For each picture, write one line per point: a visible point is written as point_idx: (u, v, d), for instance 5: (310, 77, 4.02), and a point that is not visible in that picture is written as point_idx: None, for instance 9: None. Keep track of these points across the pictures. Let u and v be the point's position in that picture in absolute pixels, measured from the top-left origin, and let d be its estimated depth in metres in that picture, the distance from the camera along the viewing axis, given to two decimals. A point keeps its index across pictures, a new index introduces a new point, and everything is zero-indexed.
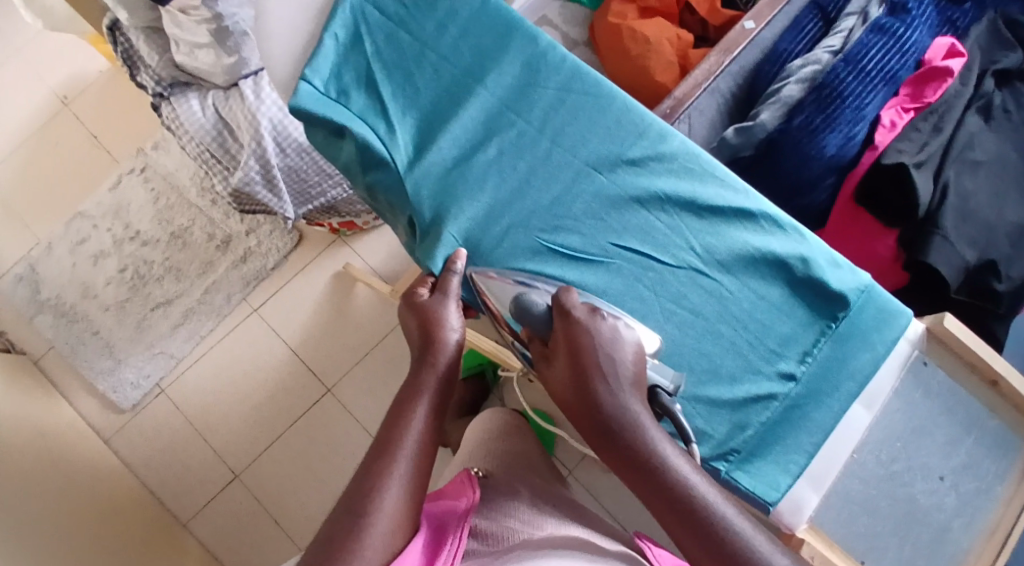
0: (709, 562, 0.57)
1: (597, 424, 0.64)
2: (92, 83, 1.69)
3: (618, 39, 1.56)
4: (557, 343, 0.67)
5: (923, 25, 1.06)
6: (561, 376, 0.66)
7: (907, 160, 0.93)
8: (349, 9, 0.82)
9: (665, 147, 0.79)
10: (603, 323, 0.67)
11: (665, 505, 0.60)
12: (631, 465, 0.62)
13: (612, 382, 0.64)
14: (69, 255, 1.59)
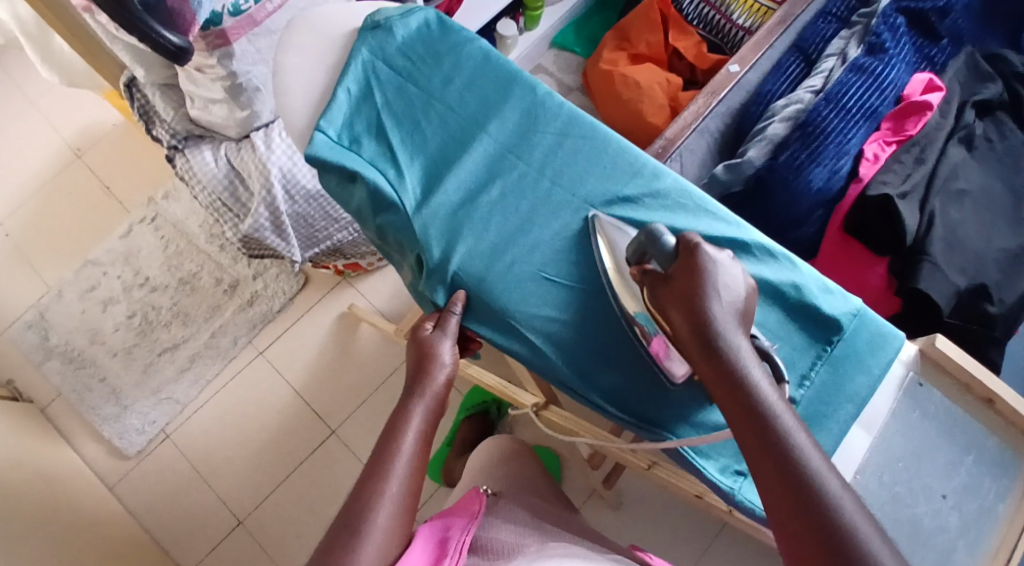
0: (780, 489, 0.57)
1: (702, 347, 0.63)
2: (106, 136, 1.75)
3: (610, 85, 1.64)
4: (675, 274, 0.66)
5: (901, 63, 1.11)
6: (675, 305, 0.65)
7: (892, 191, 0.97)
8: (359, 63, 0.79)
9: (660, 184, 0.77)
10: (719, 260, 0.66)
11: (757, 440, 0.59)
12: (733, 392, 0.61)
13: (723, 316, 0.63)
14: (78, 302, 1.62)
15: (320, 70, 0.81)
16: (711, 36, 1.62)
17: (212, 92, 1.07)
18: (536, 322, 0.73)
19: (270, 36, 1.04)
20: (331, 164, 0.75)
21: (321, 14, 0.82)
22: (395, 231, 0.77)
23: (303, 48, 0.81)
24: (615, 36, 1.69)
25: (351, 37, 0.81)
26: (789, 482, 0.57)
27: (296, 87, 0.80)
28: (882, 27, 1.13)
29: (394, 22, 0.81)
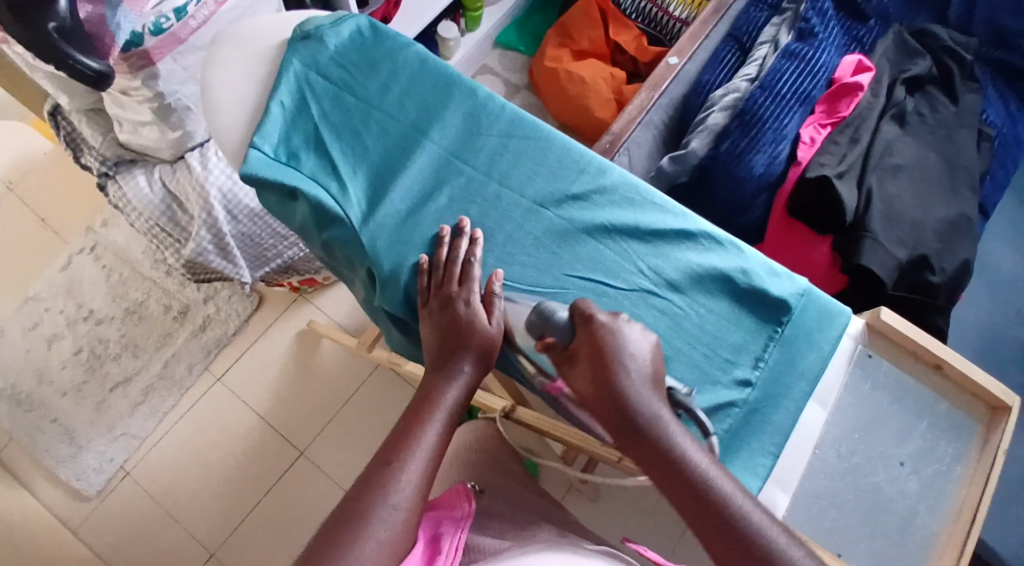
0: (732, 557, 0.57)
1: (620, 421, 0.64)
2: (38, 166, 1.69)
3: (557, 82, 1.66)
4: (582, 347, 0.67)
5: (831, 46, 1.14)
6: (586, 381, 0.67)
7: (829, 172, 0.98)
8: (291, 76, 0.77)
9: (606, 179, 0.77)
10: (623, 325, 0.68)
11: (693, 508, 0.60)
12: (664, 462, 0.62)
13: (637, 383, 0.65)
14: (22, 342, 1.56)
15: (248, 84, 0.78)
16: (650, 29, 1.63)
17: (139, 115, 1.02)
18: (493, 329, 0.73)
19: (196, 53, 0.98)
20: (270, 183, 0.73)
21: (246, 26, 0.79)
22: (342, 245, 0.75)
23: (230, 60, 0.78)
24: (558, 33, 1.70)
25: (280, 47, 0.79)
26: (735, 542, 0.57)
27: (224, 105, 0.77)
28: (811, 13, 1.15)
29: (325, 30, 0.78)
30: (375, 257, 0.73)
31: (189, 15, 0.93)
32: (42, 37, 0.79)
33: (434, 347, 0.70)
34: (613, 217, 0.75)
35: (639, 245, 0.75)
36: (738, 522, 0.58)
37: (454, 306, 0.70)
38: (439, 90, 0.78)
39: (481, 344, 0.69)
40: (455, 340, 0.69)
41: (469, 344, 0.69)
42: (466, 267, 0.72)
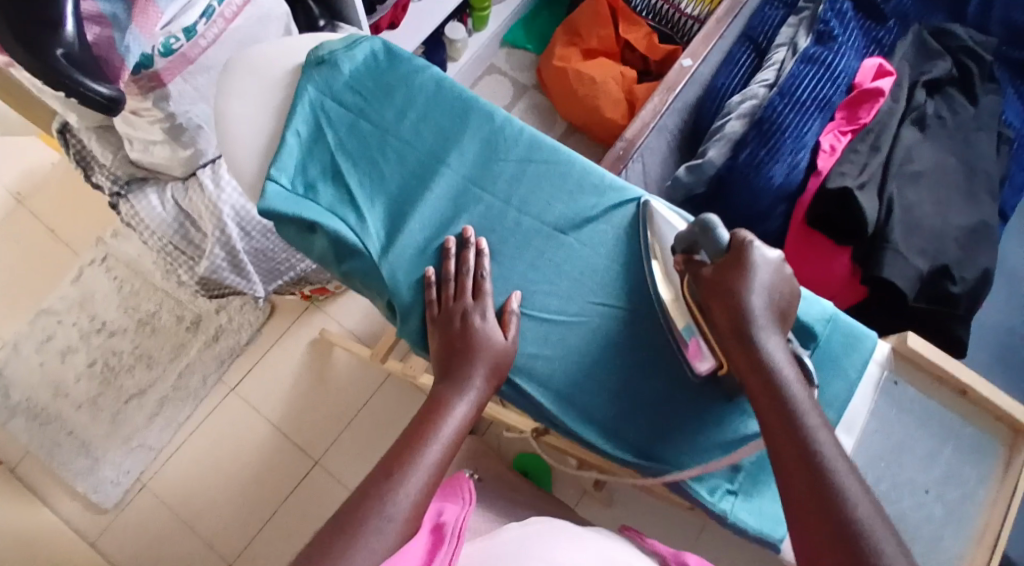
0: (805, 491, 0.56)
1: (742, 342, 0.63)
2: (47, 178, 1.68)
3: (564, 80, 1.63)
4: (722, 268, 0.65)
5: (850, 50, 1.11)
6: (716, 298, 0.65)
7: (851, 183, 0.96)
8: (308, 106, 0.76)
9: (627, 204, 0.75)
10: (767, 259, 0.66)
11: (789, 442, 0.59)
12: (770, 393, 0.61)
13: (765, 313, 0.64)
14: (36, 355, 1.56)
15: (265, 112, 0.77)
16: (661, 27, 1.60)
17: (151, 135, 1.02)
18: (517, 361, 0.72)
19: (207, 72, 0.97)
20: (286, 217, 0.72)
21: (258, 52, 0.79)
22: (360, 277, 0.75)
23: (244, 91, 0.77)
24: (565, 31, 1.67)
25: (294, 74, 0.78)
26: (814, 491, 0.56)
27: (239, 133, 0.76)
28: (829, 14, 1.13)
29: (339, 56, 0.77)
30: (396, 291, 0.73)
31: (199, 35, 0.92)
32: (49, 65, 0.78)
33: (441, 355, 0.70)
34: (634, 243, 0.74)
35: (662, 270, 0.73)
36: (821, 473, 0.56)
37: (465, 317, 0.70)
38: (455, 115, 0.77)
39: (492, 356, 0.69)
40: (466, 350, 0.69)
41: (478, 354, 0.68)
42: (478, 279, 0.72)
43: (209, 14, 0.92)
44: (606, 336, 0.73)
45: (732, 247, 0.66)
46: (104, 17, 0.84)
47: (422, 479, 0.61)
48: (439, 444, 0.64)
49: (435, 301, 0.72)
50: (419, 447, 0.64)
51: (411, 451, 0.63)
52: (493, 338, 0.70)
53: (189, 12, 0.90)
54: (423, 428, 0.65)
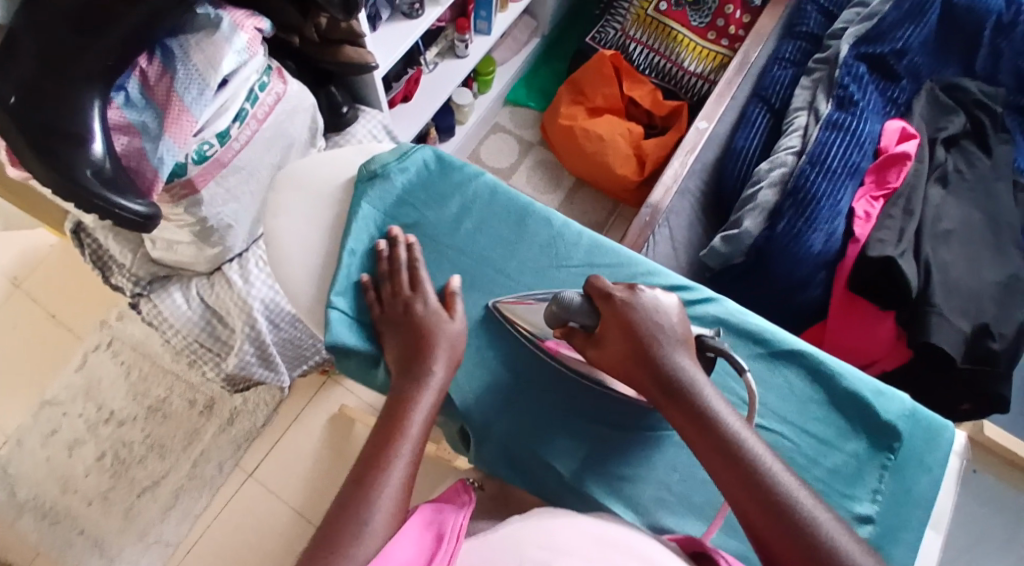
0: (759, 513, 0.56)
1: (652, 380, 0.63)
2: (44, 259, 1.60)
3: (572, 140, 1.61)
4: (606, 318, 0.66)
5: (871, 113, 1.12)
6: (613, 344, 0.66)
7: (891, 251, 0.97)
8: (362, 222, 0.75)
9: (700, 308, 0.73)
10: (643, 296, 0.67)
11: (727, 468, 0.59)
12: (695, 422, 0.61)
13: (666, 347, 0.64)
14: (41, 448, 1.46)
15: (317, 231, 0.76)
16: (663, 83, 1.61)
17: (179, 235, 0.99)
18: (605, 483, 0.68)
19: (238, 173, 0.97)
20: (352, 350, 0.70)
21: (307, 168, 0.79)
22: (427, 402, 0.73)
23: (297, 211, 0.77)
24: (570, 89, 1.64)
25: (347, 188, 0.78)
26: (772, 514, 0.56)
27: (294, 253, 0.75)
28: (847, 79, 1.14)
29: (392, 168, 0.77)
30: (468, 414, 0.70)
31: (232, 138, 0.93)
32: (77, 182, 0.76)
33: (399, 353, 0.68)
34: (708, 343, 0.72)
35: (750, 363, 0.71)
36: (772, 490, 0.57)
37: (409, 308, 0.69)
38: (514, 225, 0.76)
39: (450, 341, 0.68)
40: (424, 345, 0.66)
41: (438, 342, 0.66)
42: (417, 271, 0.71)
43: (242, 117, 0.93)
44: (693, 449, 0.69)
45: (596, 297, 0.68)
46: (134, 126, 0.83)
47: (392, 489, 0.58)
48: (408, 441, 0.61)
49: (383, 297, 0.71)
50: (392, 448, 0.60)
51: (384, 453, 0.60)
52: (459, 335, 0.69)
53: (221, 117, 0.90)
54: (390, 428, 0.62)
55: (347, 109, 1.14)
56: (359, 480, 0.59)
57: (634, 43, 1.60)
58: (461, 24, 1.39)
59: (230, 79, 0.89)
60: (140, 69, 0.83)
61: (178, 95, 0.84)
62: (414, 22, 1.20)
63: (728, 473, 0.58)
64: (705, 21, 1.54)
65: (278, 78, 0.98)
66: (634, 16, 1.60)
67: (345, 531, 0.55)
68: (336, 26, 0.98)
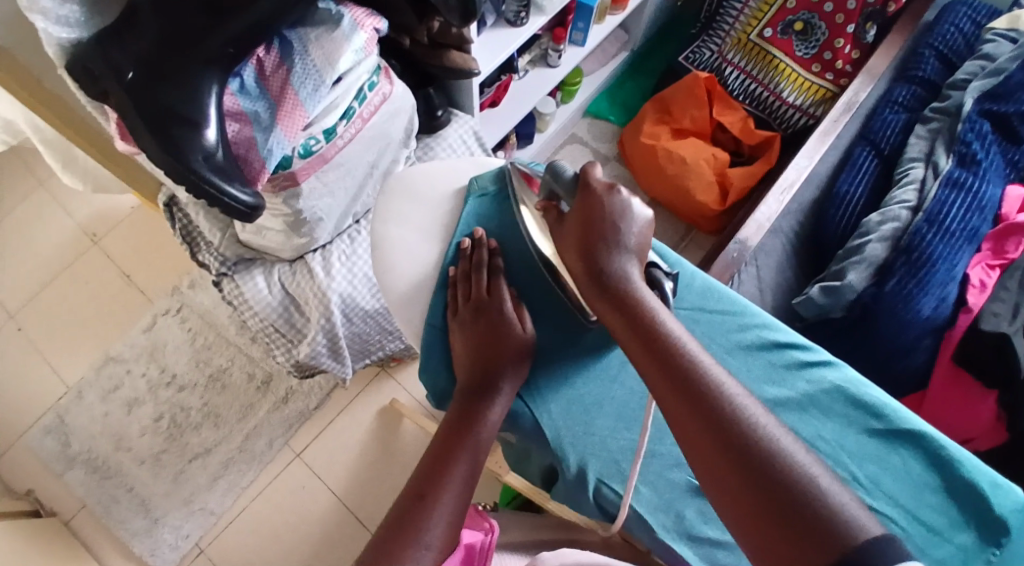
0: (694, 417, 0.56)
1: (595, 286, 0.65)
2: (123, 219, 1.61)
3: (654, 160, 1.56)
4: (574, 210, 0.68)
5: (994, 175, 1.08)
6: (572, 249, 0.67)
7: (1007, 328, 0.93)
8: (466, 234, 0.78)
9: (814, 372, 0.72)
10: (618, 197, 0.67)
11: (681, 395, 0.58)
12: (649, 347, 0.61)
13: (626, 263, 0.65)
14: (101, 404, 1.47)
15: (426, 241, 0.79)
16: (758, 112, 1.56)
17: (270, 222, 0.98)
18: (699, 546, 0.67)
19: (338, 169, 0.96)
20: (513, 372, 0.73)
21: (420, 175, 0.82)
22: (520, 433, 0.72)
23: (406, 216, 0.80)
24: (655, 107, 1.60)
25: (457, 199, 0.80)
26: (712, 427, 0.56)
27: (398, 261, 0.77)
28: (971, 135, 1.10)
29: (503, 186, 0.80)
30: (562, 457, 0.69)
31: (337, 135, 0.92)
32: (191, 170, 0.73)
33: (473, 371, 0.71)
34: (822, 409, 0.70)
35: (864, 437, 0.69)
36: (734, 418, 0.55)
37: (482, 314, 0.72)
38: None
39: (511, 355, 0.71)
40: (493, 365, 0.70)
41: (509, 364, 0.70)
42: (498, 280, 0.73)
43: (350, 114, 0.92)
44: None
45: (582, 181, 0.69)
46: (246, 114, 0.80)
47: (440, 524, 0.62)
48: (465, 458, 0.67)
49: (462, 296, 0.74)
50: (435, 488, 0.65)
51: (444, 469, 0.67)
52: (529, 347, 0.72)
53: (330, 114, 0.89)
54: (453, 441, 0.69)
55: (442, 113, 1.13)
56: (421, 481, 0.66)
57: (731, 67, 1.55)
58: (559, 34, 1.35)
59: (344, 76, 0.87)
60: (257, 57, 0.81)
61: (294, 88, 0.81)
62: (518, 31, 1.16)
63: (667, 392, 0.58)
64: (811, 52, 1.47)
65: (386, 78, 0.97)
66: (734, 40, 1.55)
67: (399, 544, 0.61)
68: (447, 31, 0.94)
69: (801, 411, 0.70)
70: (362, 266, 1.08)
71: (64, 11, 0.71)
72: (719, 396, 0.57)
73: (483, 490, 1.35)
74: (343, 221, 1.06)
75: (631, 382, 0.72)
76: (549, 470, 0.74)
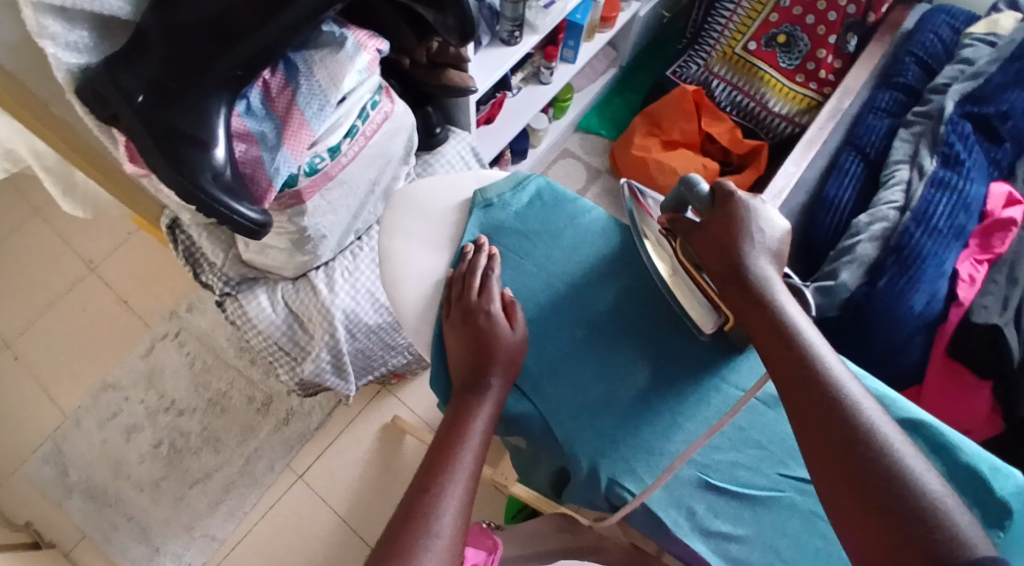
0: (804, 395, 0.61)
1: (730, 275, 0.69)
2: (120, 245, 1.61)
3: (645, 170, 1.59)
4: (711, 219, 0.72)
5: (977, 173, 1.11)
6: (711, 250, 0.71)
7: (997, 319, 0.96)
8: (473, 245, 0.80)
9: None
10: (761, 209, 0.71)
11: (813, 397, 0.60)
12: (784, 345, 0.64)
13: (762, 261, 0.69)
14: (99, 431, 1.47)
15: (432, 253, 0.81)
16: (745, 121, 1.59)
17: (274, 241, 0.99)
18: (711, 540, 0.68)
19: (341, 186, 0.98)
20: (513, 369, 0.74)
21: (424, 189, 0.84)
22: (528, 436, 0.74)
23: (410, 228, 0.82)
24: (646, 121, 1.63)
25: (461, 212, 0.83)
26: (823, 408, 0.59)
27: (407, 273, 0.79)
28: (953, 136, 1.14)
29: (507, 198, 0.83)
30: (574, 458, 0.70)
31: (341, 153, 0.93)
32: (200, 189, 0.75)
33: (469, 363, 0.72)
34: None
35: None
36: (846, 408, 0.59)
37: (474, 311, 0.73)
38: (625, 261, 0.79)
39: (507, 353, 0.72)
40: (487, 358, 0.71)
41: (500, 357, 0.71)
42: (488, 278, 0.75)
43: (353, 133, 0.93)
44: (809, 509, 0.69)
45: (719, 198, 0.72)
46: (253, 135, 0.82)
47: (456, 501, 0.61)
48: (470, 451, 0.66)
49: (455, 296, 0.76)
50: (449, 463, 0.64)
51: (450, 454, 0.65)
52: (519, 342, 0.73)
53: (334, 133, 0.90)
54: (458, 427, 0.68)
55: (440, 130, 1.16)
56: (424, 479, 0.63)
57: (717, 80, 1.59)
58: (550, 52, 1.39)
59: (347, 96, 0.89)
60: (263, 80, 0.83)
61: (300, 108, 0.83)
62: (512, 49, 1.19)
63: (790, 369, 0.62)
64: (795, 64, 1.51)
65: (387, 97, 0.99)
66: (720, 53, 1.58)
67: (410, 533, 0.59)
68: (444, 50, 0.97)
69: None
70: (365, 282, 1.10)
71: (74, 36, 0.73)
72: (852, 409, 0.59)
73: (488, 505, 1.35)
74: (345, 238, 1.08)
75: (638, 381, 0.74)
76: (558, 473, 0.75)
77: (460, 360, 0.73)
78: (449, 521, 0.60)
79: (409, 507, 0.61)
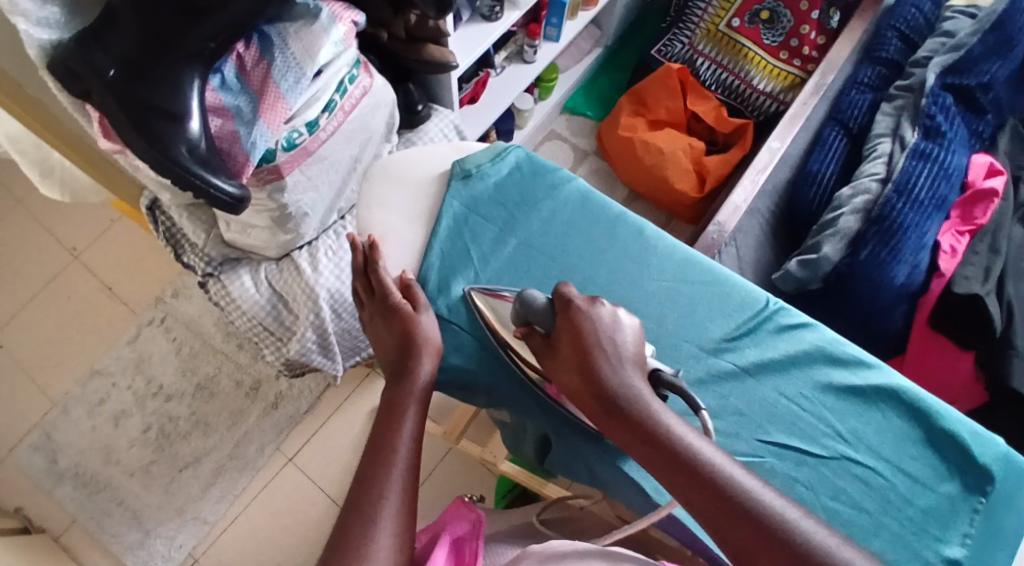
0: (736, 527, 0.55)
1: (604, 406, 0.63)
2: (105, 232, 1.60)
3: (631, 151, 1.58)
4: (562, 336, 0.67)
5: (958, 144, 1.12)
6: (569, 369, 0.66)
7: (979, 289, 0.96)
8: (450, 219, 0.80)
9: (793, 334, 0.75)
10: (603, 310, 0.67)
11: (727, 519, 0.56)
12: (686, 475, 0.58)
13: (628, 377, 0.64)
14: (87, 418, 1.46)
15: (412, 226, 0.81)
16: (730, 100, 1.59)
17: (255, 219, 0.99)
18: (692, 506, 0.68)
19: (321, 162, 0.98)
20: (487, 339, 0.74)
21: (404, 162, 0.84)
22: (511, 405, 0.74)
23: (390, 201, 0.82)
24: (631, 100, 1.62)
25: (440, 183, 0.83)
26: (764, 537, 0.54)
27: (386, 244, 0.80)
28: (935, 108, 1.13)
29: (485, 169, 0.82)
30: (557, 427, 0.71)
31: (320, 128, 0.93)
32: (174, 161, 0.74)
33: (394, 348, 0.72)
34: (802, 367, 0.73)
35: (845, 395, 0.72)
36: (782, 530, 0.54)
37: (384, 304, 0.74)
38: (605, 232, 0.80)
39: (424, 334, 0.72)
40: (408, 341, 0.71)
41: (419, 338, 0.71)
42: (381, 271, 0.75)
43: (331, 107, 0.93)
44: (790, 473, 0.69)
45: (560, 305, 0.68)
46: (228, 110, 0.82)
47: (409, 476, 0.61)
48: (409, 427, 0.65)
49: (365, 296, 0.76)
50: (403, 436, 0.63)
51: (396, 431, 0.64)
52: (430, 326, 0.73)
53: (312, 107, 0.90)
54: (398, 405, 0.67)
55: (423, 107, 1.15)
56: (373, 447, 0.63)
57: (703, 58, 1.58)
58: (533, 31, 1.38)
59: (322, 70, 0.89)
60: (238, 54, 0.82)
61: (275, 81, 0.82)
62: (492, 25, 1.19)
63: (706, 505, 0.57)
64: (778, 40, 1.51)
65: (365, 72, 0.99)
66: (704, 31, 1.58)
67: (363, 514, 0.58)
68: (423, 24, 0.96)
69: (782, 370, 0.73)
70: (349, 261, 1.09)
71: (45, 12, 0.73)
72: (786, 523, 0.55)
73: (479, 483, 1.36)
74: (328, 216, 1.08)
75: None
76: (542, 440, 0.75)
77: (385, 349, 0.73)
78: (399, 484, 0.60)
79: (363, 474, 0.61)
